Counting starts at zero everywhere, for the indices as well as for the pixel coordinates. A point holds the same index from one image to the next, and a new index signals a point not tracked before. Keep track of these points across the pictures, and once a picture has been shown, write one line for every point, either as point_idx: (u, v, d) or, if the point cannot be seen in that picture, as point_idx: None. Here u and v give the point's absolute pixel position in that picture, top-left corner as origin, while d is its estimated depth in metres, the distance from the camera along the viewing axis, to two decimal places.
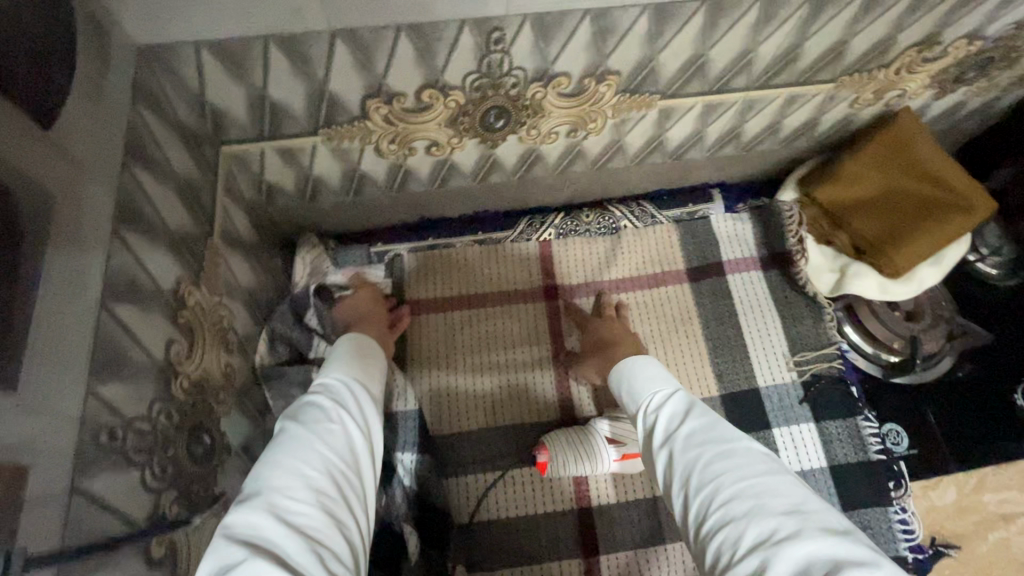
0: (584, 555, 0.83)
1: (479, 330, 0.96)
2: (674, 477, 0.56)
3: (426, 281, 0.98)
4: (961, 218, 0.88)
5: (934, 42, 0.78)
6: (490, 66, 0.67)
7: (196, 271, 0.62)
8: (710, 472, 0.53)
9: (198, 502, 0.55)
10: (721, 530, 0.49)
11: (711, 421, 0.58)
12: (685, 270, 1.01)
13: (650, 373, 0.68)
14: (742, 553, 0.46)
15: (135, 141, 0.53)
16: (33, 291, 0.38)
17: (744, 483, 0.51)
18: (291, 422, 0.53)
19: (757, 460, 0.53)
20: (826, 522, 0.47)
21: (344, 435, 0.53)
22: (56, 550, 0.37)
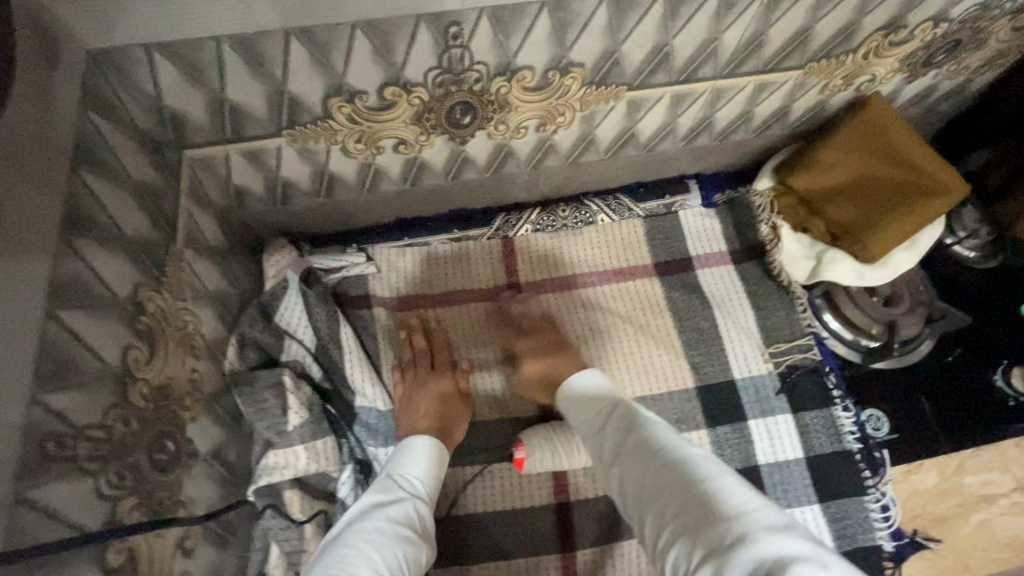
0: (562, 550, 0.84)
1: (450, 332, 0.96)
2: (632, 496, 0.60)
3: (403, 280, 0.98)
4: (935, 202, 0.88)
5: (900, 26, 0.78)
6: (451, 61, 0.66)
7: (158, 277, 0.61)
8: (659, 488, 0.56)
9: (162, 510, 0.54)
10: (674, 542, 0.52)
11: (650, 438, 0.62)
12: (652, 265, 1.02)
13: (590, 399, 0.74)
14: (697, 561, 0.48)
15: (87, 146, 0.53)
16: None
17: (693, 491, 0.53)
18: (377, 515, 0.63)
19: (705, 468, 0.56)
20: (769, 520, 0.49)
21: (414, 548, 0.62)
22: None
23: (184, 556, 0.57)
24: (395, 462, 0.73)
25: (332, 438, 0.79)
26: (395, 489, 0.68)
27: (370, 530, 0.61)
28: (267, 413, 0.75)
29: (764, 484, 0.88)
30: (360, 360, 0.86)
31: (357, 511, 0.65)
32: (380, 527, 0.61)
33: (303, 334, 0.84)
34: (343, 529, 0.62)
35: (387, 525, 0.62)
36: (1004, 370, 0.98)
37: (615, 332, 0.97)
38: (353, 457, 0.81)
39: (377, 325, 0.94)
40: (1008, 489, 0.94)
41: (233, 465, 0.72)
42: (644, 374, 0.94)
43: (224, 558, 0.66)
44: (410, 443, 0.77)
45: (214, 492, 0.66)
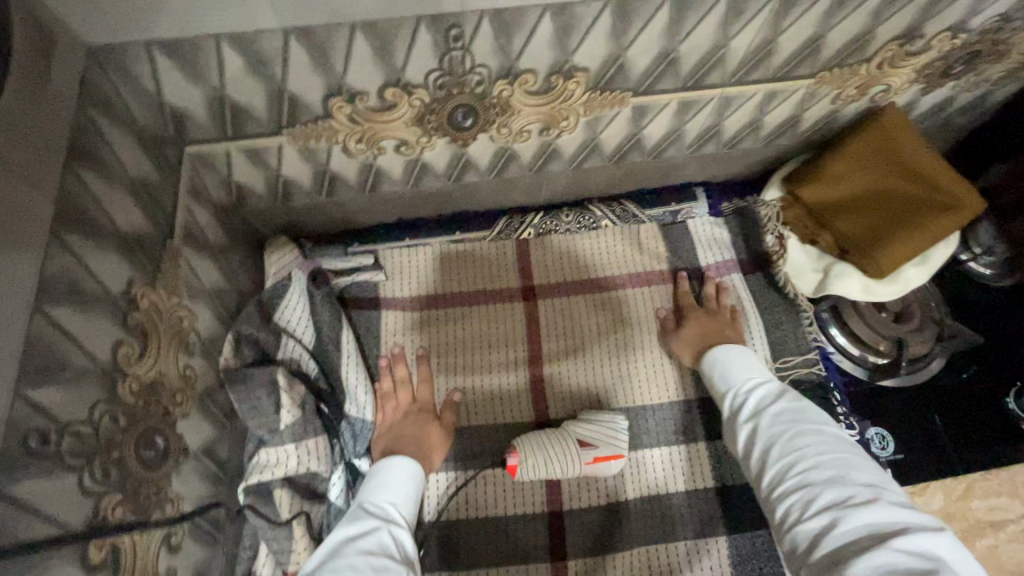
0: (552, 559, 0.83)
1: (466, 330, 0.96)
2: (758, 446, 0.66)
3: (418, 278, 0.98)
4: (947, 216, 0.87)
5: (916, 35, 0.75)
6: (452, 63, 0.66)
7: (153, 274, 0.61)
8: (791, 450, 0.62)
9: (147, 507, 0.54)
10: (795, 493, 0.58)
11: (800, 406, 0.68)
12: (665, 271, 0.99)
13: (740, 361, 0.78)
14: (811, 512, 0.56)
15: (83, 142, 0.53)
16: None
17: (848, 465, 0.59)
18: (347, 549, 0.59)
19: (850, 449, 0.62)
20: (898, 498, 0.55)
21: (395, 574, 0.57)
22: None
23: (168, 552, 0.57)
24: (365, 492, 0.71)
25: (325, 438, 0.79)
26: (367, 520, 0.65)
27: (343, 565, 0.57)
28: (259, 411, 0.74)
29: None
30: (357, 361, 0.86)
31: (328, 549, 0.61)
32: (353, 561, 0.57)
33: (300, 332, 0.84)
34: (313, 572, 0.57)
35: (359, 557, 0.58)
36: (1017, 392, 0.94)
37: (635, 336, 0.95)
38: (343, 459, 0.81)
39: (378, 326, 0.94)
40: (1016, 515, 0.91)
41: (225, 462, 0.72)
42: (663, 380, 0.92)
43: (210, 555, 0.67)
44: (386, 470, 0.74)
45: (203, 489, 0.66)
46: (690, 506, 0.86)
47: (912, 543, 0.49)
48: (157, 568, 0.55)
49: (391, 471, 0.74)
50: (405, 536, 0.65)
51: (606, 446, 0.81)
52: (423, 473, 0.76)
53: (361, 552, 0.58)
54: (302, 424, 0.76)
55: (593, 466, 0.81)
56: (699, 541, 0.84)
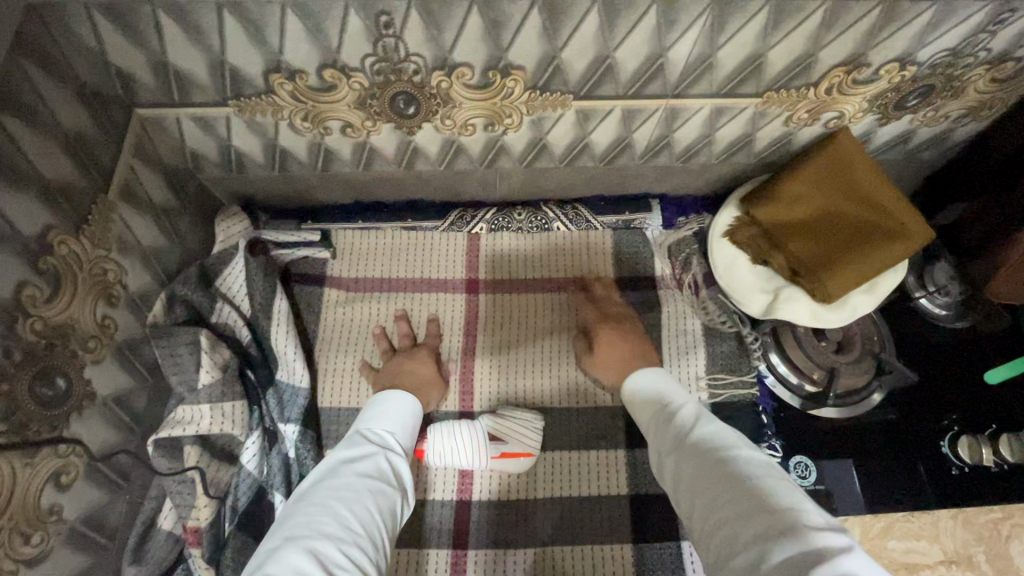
0: (454, 547, 0.84)
1: (421, 318, 0.98)
2: (681, 478, 0.63)
3: (364, 262, 1.00)
4: (893, 246, 0.85)
5: (862, 64, 0.75)
6: (386, 50, 0.68)
7: (77, 223, 0.64)
8: (731, 472, 0.58)
9: (35, 441, 0.57)
10: (722, 530, 0.54)
11: (719, 426, 0.65)
12: (614, 279, 1.01)
13: (668, 391, 0.75)
14: (738, 550, 0.52)
15: (7, 90, 0.56)
16: None
17: (740, 481, 0.56)
18: (346, 470, 0.65)
19: (752, 461, 0.59)
20: (807, 518, 0.51)
21: (388, 500, 0.65)
22: None
23: (56, 489, 0.60)
24: (366, 417, 0.76)
25: (244, 403, 0.81)
26: (365, 444, 0.70)
27: (342, 485, 0.63)
28: (181, 368, 0.77)
29: (675, 512, 0.86)
30: (287, 326, 0.86)
31: (327, 467, 0.67)
32: (351, 483, 0.64)
33: (237, 298, 0.86)
34: (311, 490, 0.63)
35: (358, 479, 0.64)
36: (952, 437, 0.92)
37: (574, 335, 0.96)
38: (262, 425, 0.82)
39: (321, 302, 0.97)
40: (934, 560, 0.88)
41: (140, 414, 0.75)
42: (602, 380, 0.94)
43: (111, 499, 0.69)
44: (385, 399, 0.79)
45: (109, 436, 0.69)
46: (601, 509, 0.86)
47: (826, 573, 0.45)
48: (39, 501, 0.58)
49: (391, 403, 0.78)
50: (401, 462, 0.71)
51: (512, 445, 0.84)
52: (419, 403, 0.82)
53: (360, 475, 0.65)
54: (221, 386, 0.78)
55: (499, 461, 0.85)
56: (605, 545, 0.84)
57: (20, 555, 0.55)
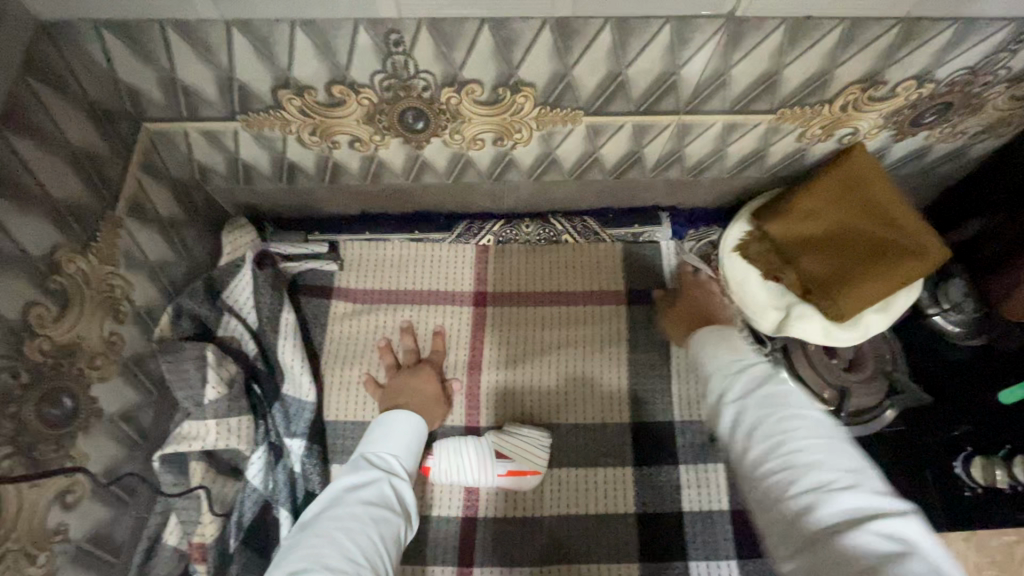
0: (459, 564, 0.83)
1: (426, 331, 0.97)
2: (733, 425, 0.60)
3: (370, 273, 0.99)
4: (909, 264, 0.83)
5: (879, 81, 0.74)
6: (396, 67, 0.67)
7: (85, 241, 0.64)
8: (796, 428, 0.56)
9: (41, 462, 0.57)
10: (779, 474, 0.54)
11: (783, 386, 0.62)
12: (622, 293, 1.00)
13: (729, 341, 0.70)
14: (794, 493, 0.52)
15: (17, 109, 0.55)
16: None
17: (806, 439, 0.55)
18: (349, 499, 0.65)
19: (816, 423, 0.57)
20: (874, 484, 0.51)
21: (392, 526, 0.64)
22: None
23: (62, 508, 0.60)
24: (369, 442, 0.76)
25: (250, 418, 0.80)
26: (368, 470, 0.70)
27: (345, 514, 0.63)
28: (187, 384, 0.76)
29: (683, 532, 0.85)
30: (294, 337, 0.86)
31: (330, 496, 0.66)
32: (356, 511, 0.63)
33: (244, 311, 0.86)
34: (314, 521, 0.63)
35: (361, 508, 0.64)
36: (964, 457, 0.91)
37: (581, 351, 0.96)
38: (267, 439, 0.82)
39: (327, 314, 0.96)
40: None
41: (146, 429, 0.75)
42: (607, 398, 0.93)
43: (117, 516, 0.69)
44: (390, 422, 0.79)
45: (115, 452, 0.68)
46: (608, 528, 0.85)
47: (885, 533, 0.46)
48: (46, 522, 0.58)
49: (396, 425, 0.78)
50: (404, 487, 0.71)
51: (518, 463, 0.84)
52: (424, 424, 0.82)
53: (363, 503, 0.65)
54: (227, 401, 0.78)
55: (504, 478, 0.84)
56: (611, 565, 0.83)
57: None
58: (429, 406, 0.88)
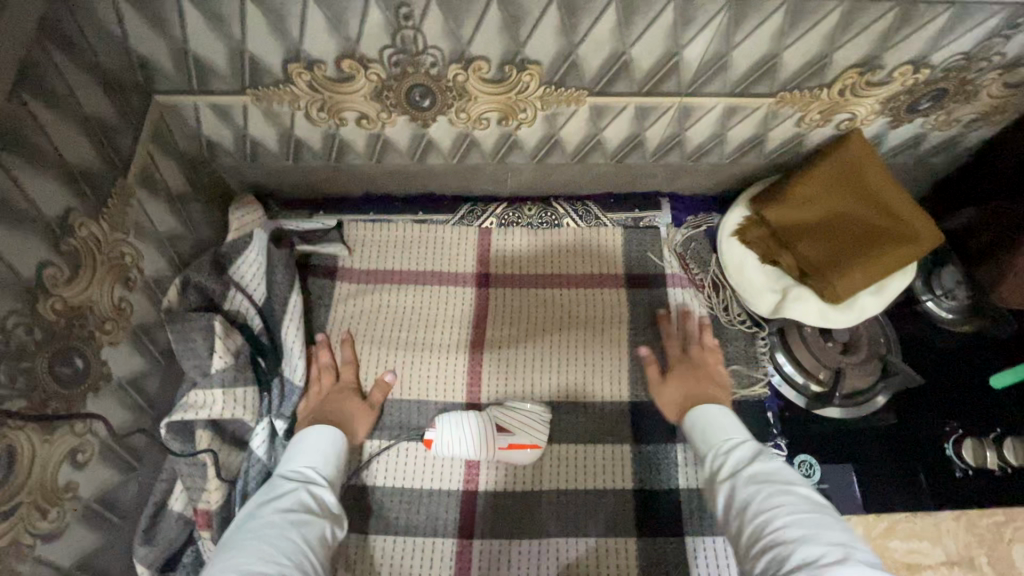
0: (459, 536, 0.84)
1: (425, 310, 0.98)
2: (737, 505, 0.69)
3: (374, 253, 1.01)
4: (904, 249, 0.85)
5: (876, 65, 0.76)
6: (405, 42, 0.69)
7: (96, 206, 0.65)
8: (785, 507, 0.64)
9: (53, 419, 0.58)
10: (770, 551, 0.60)
11: (775, 465, 0.72)
12: (623, 276, 1.02)
13: (723, 420, 0.81)
14: (789, 565, 0.57)
15: (34, 73, 0.56)
16: None
17: (794, 515, 0.63)
18: (264, 511, 0.68)
19: (800, 499, 0.65)
20: (860, 557, 0.57)
21: (315, 529, 0.68)
22: None
23: (72, 466, 0.61)
24: (284, 459, 0.78)
25: (255, 389, 0.81)
26: (282, 485, 0.73)
27: (258, 526, 0.65)
28: (194, 354, 0.77)
29: (679, 509, 0.86)
30: (298, 320, 0.87)
31: (245, 515, 0.68)
32: (271, 521, 0.66)
33: (251, 286, 0.86)
34: (229, 539, 0.64)
35: (276, 515, 0.67)
36: (956, 439, 0.93)
37: (576, 334, 0.97)
38: (270, 412, 0.83)
39: (331, 292, 0.97)
40: (937, 561, 0.88)
41: (152, 396, 0.76)
42: (602, 379, 0.94)
43: (124, 479, 0.70)
44: (304, 436, 0.81)
45: (123, 417, 0.70)
46: (605, 504, 0.87)
47: None
48: (56, 478, 0.59)
49: (310, 438, 0.80)
50: (323, 492, 0.73)
51: (518, 437, 0.85)
52: (342, 436, 0.81)
53: (278, 512, 0.67)
54: (233, 371, 0.79)
55: (504, 453, 0.85)
56: (608, 539, 0.85)
57: (36, 530, 0.56)
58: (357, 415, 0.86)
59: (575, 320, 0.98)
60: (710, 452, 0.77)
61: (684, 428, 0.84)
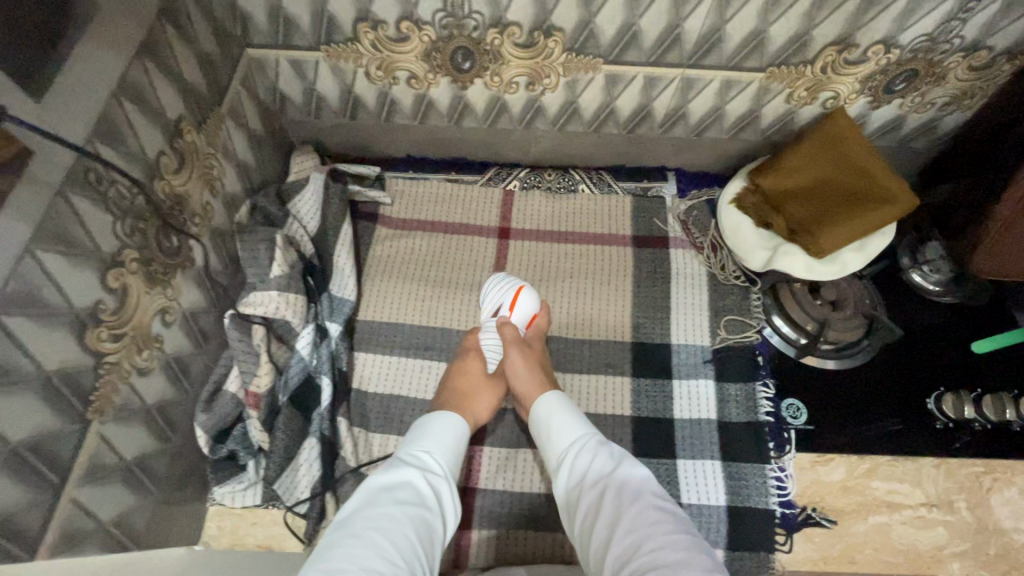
0: (472, 444, 0.94)
1: (455, 253, 1.11)
2: (601, 518, 0.68)
3: (410, 204, 1.15)
4: (880, 211, 0.95)
5: (851, 44, 0.88)
6: (454, 6, 0.84)
7: (199, 121, 0.81)
8: (659, 526, 0.65)
9: (153, 277, 0.71)
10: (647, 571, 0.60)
11: (641, 474, 0.72)
12: (630, 236, 1.13)
13: (570, 407, 0.83)
14: None
15: (173, 9, 0.73)
16: (77, 60, 0.57)
17: (667, 535, 0.64)
18: (384, 499, 0.69)
19: (673, 519, 0.66)
20: None
21: (429, 526, 0.69)
22: (46, 222, 0.54)
23: (161, 323, 0.74)
24: (408, 442, 0.79)
25: (304, 298, 0.94)
26: (400, 467, 0.74)
27: (380, 515, 0.67)
28: (258, 262, 0.91)
29: (673, 436, 0.94)
30: (349, 247, 1.02)
31: (364, 494, 0.70)
32: (392, 513, 0.67)
33: (305, 220, 1.00)
34: (352, 515, 0.67)
35: (396, 508, 0.68)
36: (937, 395, 1.00)
37: (592, 281, 1.08)
38: (315, 320, 0.95)
39: (371, 234, 1.11)
40: (916, 503, 0.93)
41: (221, 293, 0.89)
42: (614, 321, 1.05)
43: (194, 353, 0.82)
44: (432, 422, 0.82)
45: (198, 299, 0.83)
46: (604, 424, 0.95)
47: None
48: (150, 327, 0.72)
49: (436, 425, 0.81)
50: (440, 485, 0.74)
51: (508, 293, 0.96)
52: (466, 425, 0.84)
53: (398, 504, 0.68)
54: (288, 279, 0.92)
55: (516, 314, 0.95)
56: None
57: (134, 363, 0.68)
58: (479, 392, 0.90)
59: (587, 270, 1.09)
60: (570, 455, 0.77)
61: (533, 426, 0.84)
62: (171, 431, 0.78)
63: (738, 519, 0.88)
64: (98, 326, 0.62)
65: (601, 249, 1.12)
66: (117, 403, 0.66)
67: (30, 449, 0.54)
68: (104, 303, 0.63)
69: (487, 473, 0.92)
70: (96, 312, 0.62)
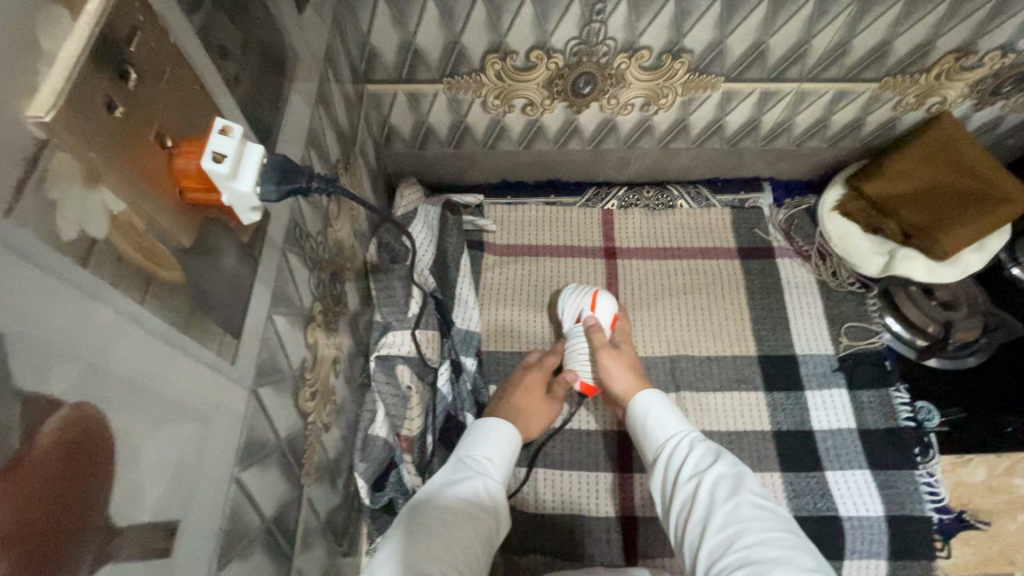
0: (619, 472, 0.93)
1: (567, 276, 1.10)
2: (695, 514, 0.63)
3: (513, 230, 1.13)
4: (1000, 210, 0.96)
5: (971, 51, 0.90)
6: (589, 34, 0.83)
7: (345, 163, 0.79)
8: (752, 520, 0.59)
9: (328, 328, 0.69)
10: (742, 567, 0.55)
11: (739, 468, 0.66)
12: (736, 249, 1.13)
13: (668, 408, 0.78)
14: None
15: (331, 53, 0.71)
16: (289, 114, 0.55)
17: (762, 532, 0.58)
18: (443, 497, 0.63)
19: (769, 515, 0.60)
20: None
21: (483, 530, 0.62)
22: (277, 284, 0.52)
23: (333, 373, 0.72)
24: (464, 445, 0.73)
25: (438, 334, 0.92)
26: (465, 470, 0.68)
27: (438, 515, 0.60)
28: (394, 300, 0.89)
29: (817, 448, 0.94)
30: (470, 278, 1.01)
31: (423, 494, 0.65)
32: (447, 510, 0.61)
33: (426, 252, 0.96)
34: (411, 510, 0.62)
35: (453, 507, 0.61)
36: None
37: (706, 297, 1.08)
38: (451, 356, 0.93)
39: (480, 262, 1.09)
40: None
41: (360, 335, 0.87)
42: (735, 335, 1.04)
43: (349, 399, 0.80)
44: (485, 427, 0.76)
45: (350, 344, 0.80)
46: (747, 441, 0.95)
47: None
48: (328, 379, 0.69)
49: (489, 430, 0.75)
50: (497, 490, 0.68)
51: (585, 299, 0.95)
52: (521, 437, 0.77)
53: (455, 503, 0.62)
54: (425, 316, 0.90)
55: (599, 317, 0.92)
56: (755, 473, 0.93)
57: (322, 418, 0.66)
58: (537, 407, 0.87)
59: (700, 286, 1.09)
60: (668, 449, 0.72)
61: (626, 420, 0.81)
62: (339, 484, 0.75)
63: (897, 528, 0.88)
64: (303, 387, 0.60)
65: (709, 263, 1.11)
66: (314, 461, 0.63)
67: (273, 522, 0.52)
68: (306, 361, 0.61)
69: (642, 500, 0.90)
70: (303, 370, 0.59)
